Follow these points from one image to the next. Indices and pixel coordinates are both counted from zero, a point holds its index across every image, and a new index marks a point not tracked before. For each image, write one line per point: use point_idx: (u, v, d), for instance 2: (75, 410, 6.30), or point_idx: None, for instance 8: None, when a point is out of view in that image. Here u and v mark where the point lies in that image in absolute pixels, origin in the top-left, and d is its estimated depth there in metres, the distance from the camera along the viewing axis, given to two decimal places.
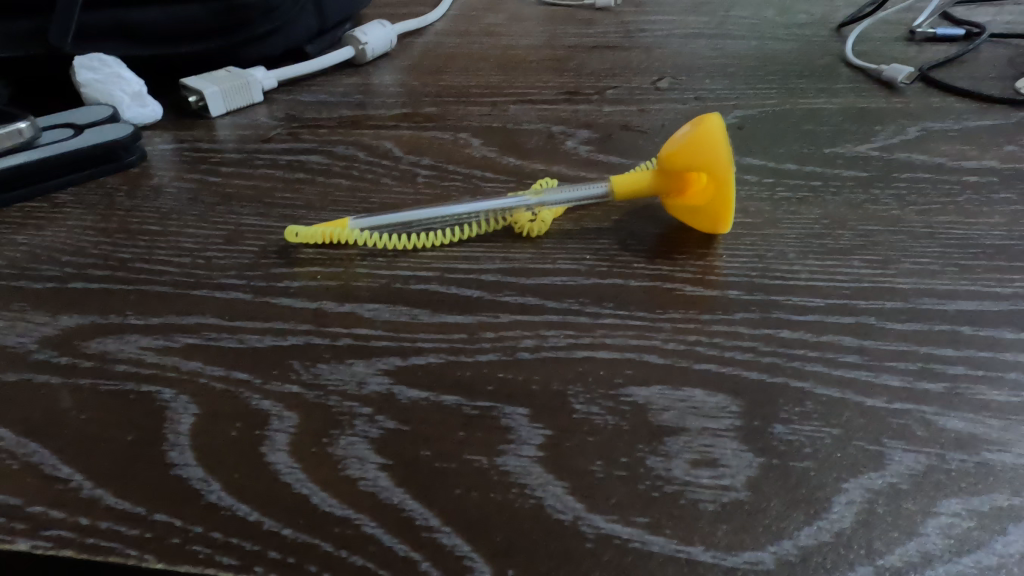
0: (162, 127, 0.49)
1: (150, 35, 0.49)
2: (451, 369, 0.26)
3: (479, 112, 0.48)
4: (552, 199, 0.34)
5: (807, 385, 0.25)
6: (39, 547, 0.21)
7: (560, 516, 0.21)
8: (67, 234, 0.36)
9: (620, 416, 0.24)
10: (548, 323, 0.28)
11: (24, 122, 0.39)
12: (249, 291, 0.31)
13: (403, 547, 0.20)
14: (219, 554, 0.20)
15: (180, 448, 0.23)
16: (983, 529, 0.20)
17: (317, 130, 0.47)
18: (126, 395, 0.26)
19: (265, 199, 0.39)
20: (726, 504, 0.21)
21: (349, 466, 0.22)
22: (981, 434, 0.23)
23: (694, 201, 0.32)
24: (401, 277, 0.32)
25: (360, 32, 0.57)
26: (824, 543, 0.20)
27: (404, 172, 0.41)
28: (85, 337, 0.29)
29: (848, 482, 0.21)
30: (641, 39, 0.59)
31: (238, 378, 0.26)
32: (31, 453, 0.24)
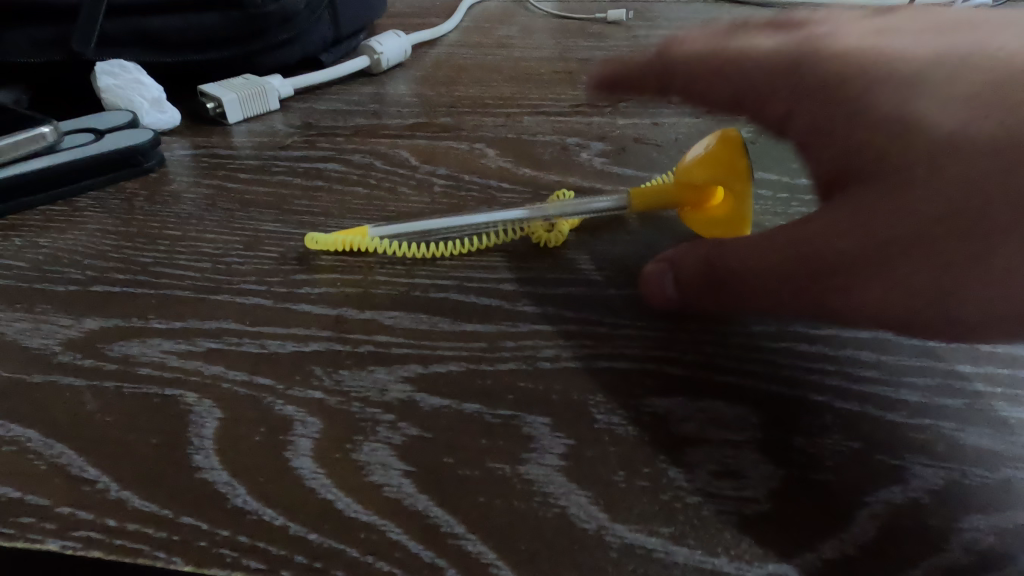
0: (180, 133, 0.49)
1: (168, 42, 0.50)
2: (472, 378, 0.26)
3: (494, 122, 0.49)
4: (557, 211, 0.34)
5: (826, 399, 0.25)
6: (67, 548, 0.21)
7: (583, 525, 0.21)
8: (89, 238, 0.37)
9: (641, 427, 0.24)
10: (567, 333, 0.28)
11: (47, 126, 0.39)
12: (269, 296, 0.31)
13: (429, 554, 0.20)
14: (245, 558, 0.20)
15: (204, 452, 0.24)
16: (1005, 544, 0.20)
17: (333, 138, 0.48)
18: (151, 398, 0.26)
19: (282, 205, 0.39)
20: (749, 516, 0.21)
21: (373, 472, 0.23)
22: (1001, 451, 0.23)
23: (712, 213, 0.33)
24: (419, 285, 0.32)
25: (375, 42, 0.58)
26: (848, 557, 0.20)
27: (420, 181, 0.41)
28: (108, 340, 0.29)
29: (870, 496, 0.21)
30: None
31: (261, 383, 0.26)
32: (57, 454, 0.24)
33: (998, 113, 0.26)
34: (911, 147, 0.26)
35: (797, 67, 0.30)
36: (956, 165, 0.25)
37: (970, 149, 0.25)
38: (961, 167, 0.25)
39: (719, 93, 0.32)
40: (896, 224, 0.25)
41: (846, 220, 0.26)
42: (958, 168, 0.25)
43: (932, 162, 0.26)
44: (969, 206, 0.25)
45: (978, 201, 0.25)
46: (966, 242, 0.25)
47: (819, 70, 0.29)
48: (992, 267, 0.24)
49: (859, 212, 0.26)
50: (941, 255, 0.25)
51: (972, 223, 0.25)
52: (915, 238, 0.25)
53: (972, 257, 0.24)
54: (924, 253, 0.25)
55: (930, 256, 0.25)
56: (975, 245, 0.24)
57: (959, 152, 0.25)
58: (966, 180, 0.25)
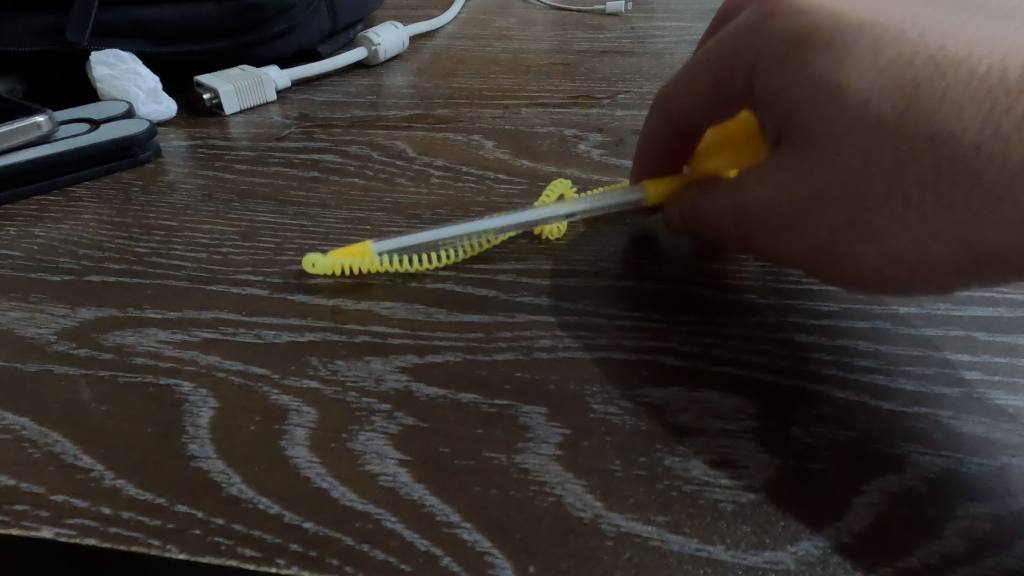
0: (176, 124, 0.49)
1: (164, 33, 0.50)
2: (469, 368, 0.26)
3: (492, 114, 0.49)
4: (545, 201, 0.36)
5: (823, 389, 0.25)
6: (61, 536, 0.21)
7: (579, 514, 0.21)
8: (84, 228, 0.37)
9: (638, 417, 0.24)
10: (564, 324, 0.28)
11: (42, 115, 0.39)
12: (265, 287, 0.31)
13: (423, 542, 0.20)
14: (239, 547, 0.20)
15: (199, 441, 0.23)
16: (1001, 531, 0.20)
17: (330, 129, 0.48)
18: (145, 388, 0.26)
19: (279, 197, 0.39)
20: (744, 505, 0.21)
21: (368, 461, 0.22)
22: (998, 439, 0.23)
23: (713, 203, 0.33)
24: (416, 276, 0.32)
25: (373, 33, 0.58)
26: (843, 544, 0.20)
27: (418, 173, 0.41)
28: (103, 330, 0.29)
29: (867, 484, 0.21)
30: (652, 45, 0.60)
31: (257, 373, 0.26)
32: (51, 443, 0.24)
33: (931, 76, 0.23)
34: (835, 109, 0.25)
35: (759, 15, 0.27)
36: (871, 131, 0.24)
37: (889, 116, 0.24)
38: (879, 132, 0.24)
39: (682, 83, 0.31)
40: (808, 185, 0.26)
41: (770, 178, 0.27)
42: (874, 135, 0.24)
43: (852, 125, 0.24)
44: (875, 173, 0.24)
45: (887, 170, 0.24)
46: (867, 210, 0.25)
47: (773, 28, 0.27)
48: (887, 238, 0.25)
49: (781, 172, 0.27)
50: (843, 220, 0.25)
51: (876, 192, 0.24)
52: (821, 201, 0.26)
53: (871, 224, 0.25)
54: (826, 217, 0.26)
55: (834, 221, 0.25)
56: (875, 213, 0.25)
57: (879, 117, 0.24)
58: (880, 147, 0.24)
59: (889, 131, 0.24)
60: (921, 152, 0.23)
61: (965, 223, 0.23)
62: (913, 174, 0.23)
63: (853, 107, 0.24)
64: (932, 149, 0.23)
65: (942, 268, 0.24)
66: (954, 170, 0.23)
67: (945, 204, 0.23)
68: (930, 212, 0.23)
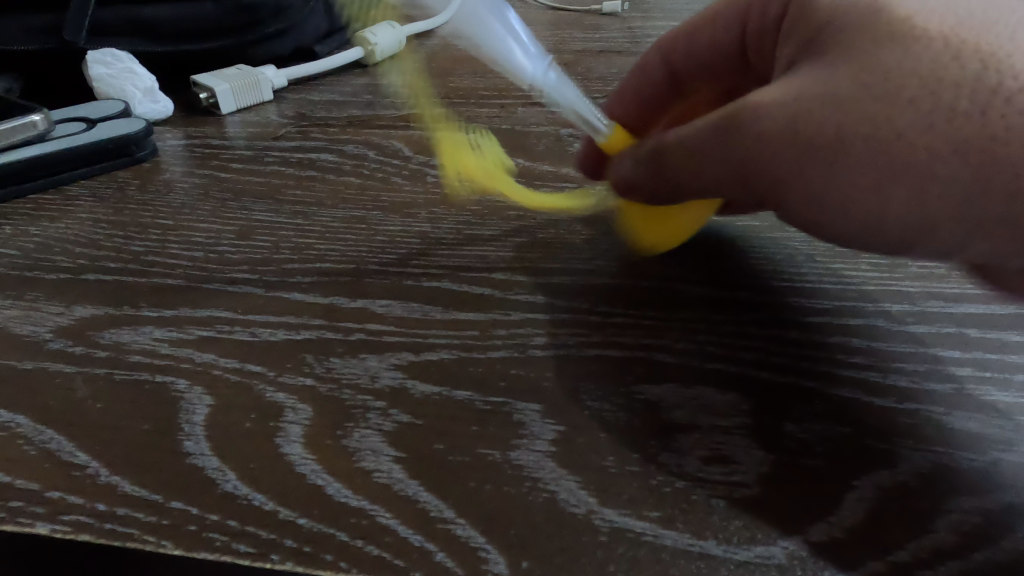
0: (173, 123, 0.49)
1: (163, 32, 0.50)
2: (464, 365, 0.26)
3: (488, 113, 0.49)
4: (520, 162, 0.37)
5: (816, 386, 0.25)
6: (56, 532, 0.21)
7: (573, 510, 0.21)
8: (80, 227, 0.37)
9: (632, 413, 0.24)
10: (559, 322, 0.28)
11: (38, 114, 0.39)
12: (261, 286, 0.31)
13: (418, 538, 0.20)
14: (234, 542, 0.20)
15: (195, 438, 0.23)
16: (992, 525, 0.20)
17: (327, 128, 0.48)
18: (141, 385, 0.26)
19: (276, 195, 0.39)
20: (737, 500, 0.21)
21: (363, 458, 0.23)
22: (989, 434, 0.23)
23: (661, 223, 0.32)
24: (412, 274, 0.32)
25: (369, 33, 0.58)
26: (835, 539, 0.20)
27: (414, 172, 0.41)
28: (99, 328, 0.29)
29: (859, 480, 0.22)
30: (648, 44, 0.60)
31: (252, 370, 0.26)
32: (47, 440, 0.24)
33: (968, 36, 0.22)
34: (873, 16, 0.24)
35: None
36: (912, 36, 0.23)
37: (931, 43, 0.23)
38: (916, 54, 0.23)
39: (710, 25, 0.33)
40: (829, 81, 0.24)
41: (783, 81, 0.25)
42: (914, 40, 0.23)
43: (893, 29, 0.23)
44: (908, 71, 0.22)
45: (922, 69, 0.22)
46: (888, 110, 0.22)
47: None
48: (906, 143, 0.22)
49: (800, 74, 0.25)
50: (860, 118, 0.23)
51: (904, 91, 0.22)
52: (840, 96, 0.23)
53: (891, 126, 0.22)
54: (843, 111, 0.23)
55: (849, 120, 0.23)
56: (897, 114, 0.22)
57: (923, 26, 0.23)
58: (920, 50, 0.23)
59: (903, 80, 0.22)
60: (964, 59, 0.22)
61: (996, 133, 0.21)
62: (952, 77, 0.22)
63: (895, 15, 0.24)
64: (977, 58, 0.22)
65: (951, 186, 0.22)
66: (997, 80, 0.22)
67: (975, 113, 0.22)
68: (959, 118, 0.22)
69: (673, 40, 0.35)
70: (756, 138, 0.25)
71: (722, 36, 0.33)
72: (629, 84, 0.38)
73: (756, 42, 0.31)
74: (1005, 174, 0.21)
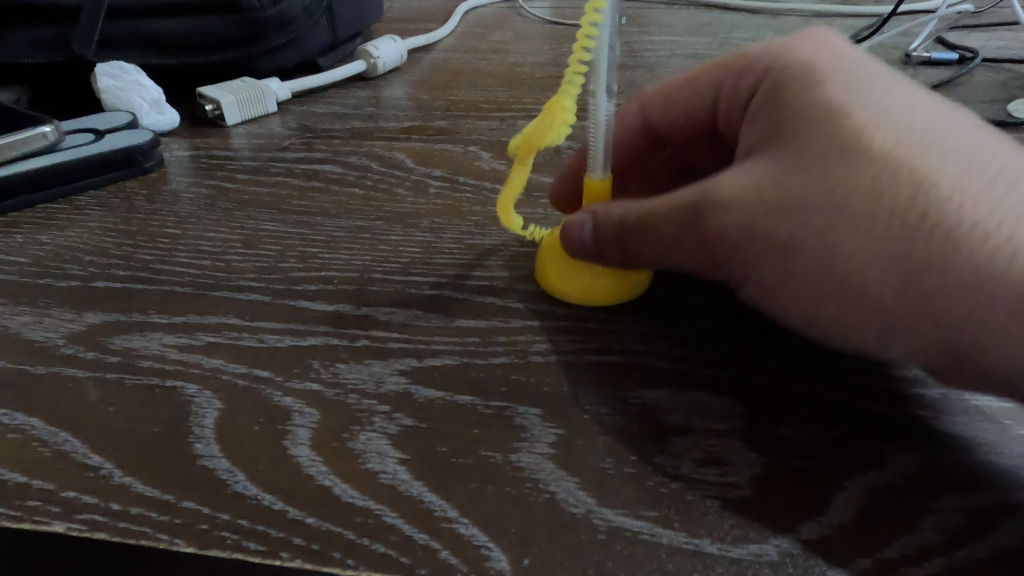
0: (179, 135, 0.50)
1: (167, 44, 0.51)
2: (466, 370, 0.27)
3: (488, 126, 0.50)
4: (523, 163, 0.32)
5: (808, 390, 0.26)
6: (72, 530, 0.21)
7: (572, 510, 0.22)
8: (90, 236, 0.37)
9: (629, 417, 0.25)
10: (559, 329, 0.29)
11: (48, 126, 0.40)
12: (268, 293, 0.32)
13: (422, 536, 0.21)
14: (244, 540, 0.21)
15: (205, 441, 0.24)
16: (975, 523, 0.21)
17: (330, 140, 0.49)
18: (152, 389, 0.27)
19: (281, 205, 0.40)
20: (730, 500, 0.22)
21: (369, 460, 0.23)
22: (973, 437, 0.24)
23: (589, 289, 0.30)
24: (415, 282, 0.33)
25: (371, 46, 0.59)
26: (825, 537, 0.21)
27: (416, 183, 0.42)
28: (110, 334, 0.30)
29: (848, 481, 0.22)
30: (644, 58, 0.61)
31: (260, 375, 0.27)
32: (61, 442, 0.24)
33: (915, 163, 0.23)
34: (829, 124, 0.24)
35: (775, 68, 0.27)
36: (863, 152, 0.24)
37: (884, 164, 0.23)
38: (869, 175, 0.23)
39: (686, 89, 0.33)
40: (783, 184, 0.24)
41: (741, 173, 0.25)
42: (865, 155, 0.23)
43: (846, 141, 0.24)
44: (858, 186, 0.23)
45: (865, 190, 0.23)
46: (832, 223, 0.23)
47: (782, 50, 0.28)
48: (849, 263, 0.23)
49: (757, 169, 0.25)
50: (807, 226, 0.24)
51: (851, 212, 0.23)
52: (790, 207, 0.24)
53: (833, 240, 0.23)
54: (796, 221, 0.24)
55: (796, 226, 0.24)
56: (838, 229, 0.23)
57: (872, 142, 0.24)
58: (866, 166, 0.23)
59: (854, 200, 0.23)
60: (907, 182, 0.23)
61: (931, 269, 0.22)
62: (898, 205, 0.23)
63: (851, 126, 0.24)
64: (917, 184, 0.23)
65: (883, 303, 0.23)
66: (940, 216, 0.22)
67: (909, 237, 0.22)
68: (894, 245, 0.23)
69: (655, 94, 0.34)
70: (714, 232, 0.25)
71: (694, 103, 0.32)
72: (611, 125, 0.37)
73: (726, 119, 0.30)
74: (932, 300, 0.22)
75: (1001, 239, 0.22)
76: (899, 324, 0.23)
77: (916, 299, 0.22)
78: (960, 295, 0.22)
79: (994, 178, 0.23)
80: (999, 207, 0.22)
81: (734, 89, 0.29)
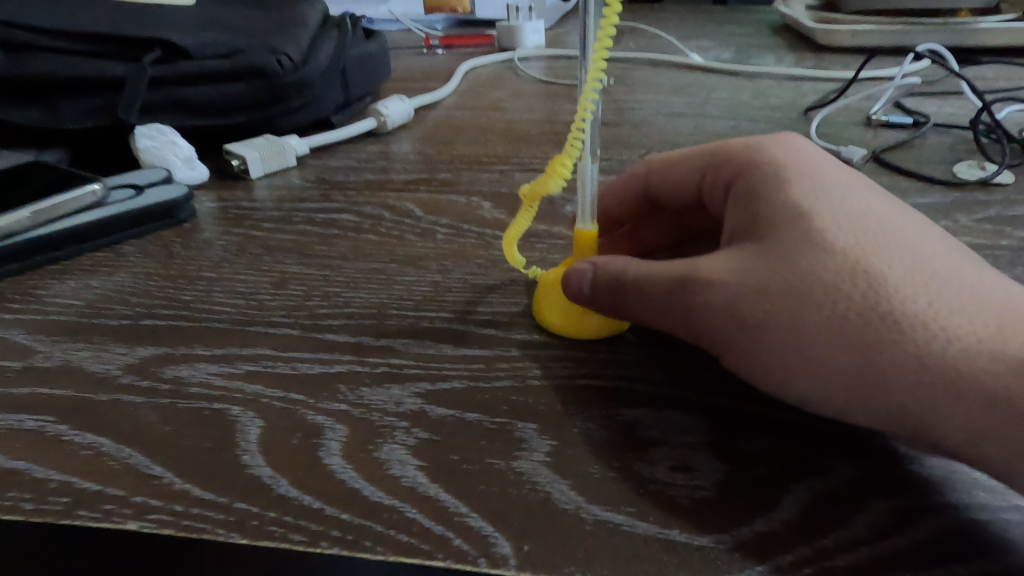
0: (208, 188, 0.55)
1: (200, 107, 0.57)
2: (473, 392, 0.31)
3: (489, 178, 0.55)
4: (529, 207, 0.38)
5: (765, 410, 0.30)
6: (143, 527, 0.25)
7: (565, 506, 0.26)
8: (135, 280, 0.42)
9: (613, 430, 0.29)
10: (552, 357, 0.34)
11: (97, 184, 0.45)
12: (298, 327, 0.37)
13: (439, 528, 0.25)
14: (290, 533, 0.25)
15: (251, 452, 0.28)
16: (897, 519, 0.25)
17: (346, 192, 0.54)
18: (202, 411, 0.31)
19: (305, 251, 0.45)
20: (698, 499, 0.26)
21: (392, 466, 0.27)
22: (901, 450, 0.28)
23: (575, 322, 0.35)
24: (427, 317, 0.37)
25: (382, 105, 0.65)
26: (774, 529, 0.25)
27: (425, 230, 0.47)
28: (162, 364, 0.34)
29: (795, 484, 0.26)
30: (631, 116, 0.68)
31: (295, 398, 0.31)
32: (127, 456, 0.28)
33: (868, 263, 0.28)
34: (799, 224, 0.30)
35: (758, 177, 0.33)
36: (825, 250, 0.29)
37: (842, 261, 0.28)
38: (830, 268, 0.28)
39: (680, 169, 0.38)
40: (760, 270, 0.29)
41: (723, 258, 0.30)
42: (827, 252, 0.29)
43: (811, 239, 0.29)
44: (822, 276, 0.28)
45: (828, 281, 0.28)
46: (799, 305, 0.28)
47: (762, 159, 0.34)
48: (814, 339, 0.27)
49: (740, 256, 0.30)
50: (778, 308, 0.28)
51: (816, 297, 0.28)
52: (767, 289, 0.28)
53: (802, 319, 0.28)
54: (770, 301, 0.28)
55: (770, 305, 0.28)
56: (804, 311, 0.28)
57: (833, 241, 0.29)
58: (829, 261, 0.28)
59: (819, 286, 0.28)
60: (862, 278, 0.28)
61: (884, 350, 0.26)
62: (855, 296, 0.27)
63: (816, 227, 0.30)
64: (868, 279, 0.28)
65: (841, 375, 0.27)
66: (890, 307, 0.27)
67: (863, 322, 0.27)
68: (851, 328, 0.27)
69: (655, 169, 0.40)
70: (702, 305, 0.30)
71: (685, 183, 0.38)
72: (611, 188, 0.42)
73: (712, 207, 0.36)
74: (884, 378, 0.26)
75: (935, 330, 0.26)
76: (856, 396, 0.27)
77: (871, 376, 0.26)
78: (906, 373, 0.26)
79: (932, 279, 0.28)
80: (934, 304, 0.27)
81: (723, 186, 0.35)
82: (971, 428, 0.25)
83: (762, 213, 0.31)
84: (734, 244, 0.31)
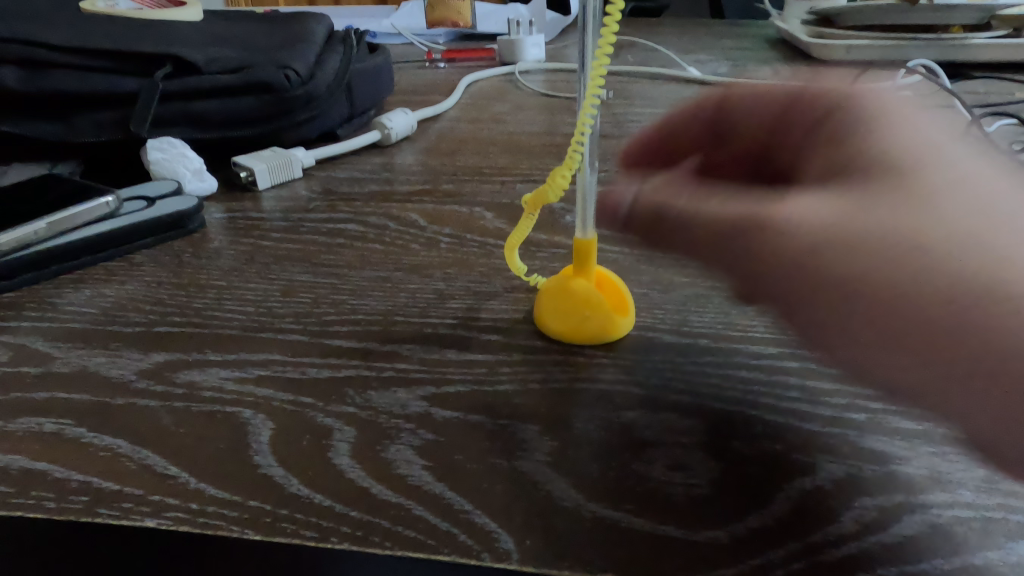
0: (217, 199, 0.56)
1: (209, 120, 0.58)
2: (477, 396, 0.32)
3: (491, 189, 0.57)
4: (529, 214, 0.39)
5: (758, 413, 0.31)
6: (161, 525, 0.26)
7: (565, 503, 0.27)
8: (147, 289, 0.43)
9: (611, 432, 0.30)
10: (553, 361, 0.35)
11: (110, 195, 0.47)
12: (307, 333, 0.38)
13: (445, 524, 0.26)
14: (303, 529, 0.26)
15: (263, 453, 0.29)
16: (885, 516, 0.26)
17: (352, 202, 0.55)
18: (215, 414, 0.32)
19: (312, 260, 0.46)
20: (693, 497, 0.27)
21: (399, 466, 0.28)
22: (890, 451, 0.29)
23: (580, 323, 0.36)
24: (431, 323, 0.38)
25: (386, 119, 0.67)
26: (766, 525, 0.26)
27: (429, 239, 0.49)
28: (175, 369, 0.35)
29: (786, 483, 0.28)
30: (630, 128, 0.69)
31: (305, 401, 0.32)
32: (144, 457, 0.30)
33: (966, 276, 0.29)
34: (902, 228, 0.30)
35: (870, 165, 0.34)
36: (923, 258, 0.29)
37: (944, 271, 0.29)
38: (931, 276, 0.29)
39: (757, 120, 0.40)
40: (852, 254, 0.30)
41: (812, 227, 0.32)
42: (924, 261, 0.29)
43: (918, 245, 0.30)
44: (917, 283, 0.29)
45: (918, 287, 0.29)
46: (883, 294, 0.29)
47: (875, 150, 0.34)
48: (904, 335, 0.28)
49: (832, 231, 0.31)
50: (863, 297, 0.29)
51: (907, 303, 0.29)
52: (861, 277, 0.30)
53: (894, 314, 0.29)
54: (861, 287, 0.29)
55: (868, 294, 0.29)
56: (893, 311, 0.29)
57: (941, 249, 0.29)
58: (926, 270, 0.29)
59: (921, 294, 0.29)
60: (961, 290, 0.28)
61: (965, 362, 0.27)
62: (951, 307, 0.28)
63: (912, 232, 0.30)
64: (964, 291, 0.28)
65: (908, 375, 0.29)
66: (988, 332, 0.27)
67: (948, 343, 0.28)
68: (927, 344, 0.28)
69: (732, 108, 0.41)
70: (783, 264, 0.32)
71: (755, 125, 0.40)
72: (689, 115, 0.43)
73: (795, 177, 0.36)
74: (955, 391, 0.28)
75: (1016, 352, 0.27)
76: (935, 391, 0.28)
77: (938, 384, 0.28)
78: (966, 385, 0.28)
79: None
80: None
81: (823, 166, 0.35)
82: (996, 424, 0.28)
83: (864, 202, 0.32)
84: (818, 214, 0.32)
